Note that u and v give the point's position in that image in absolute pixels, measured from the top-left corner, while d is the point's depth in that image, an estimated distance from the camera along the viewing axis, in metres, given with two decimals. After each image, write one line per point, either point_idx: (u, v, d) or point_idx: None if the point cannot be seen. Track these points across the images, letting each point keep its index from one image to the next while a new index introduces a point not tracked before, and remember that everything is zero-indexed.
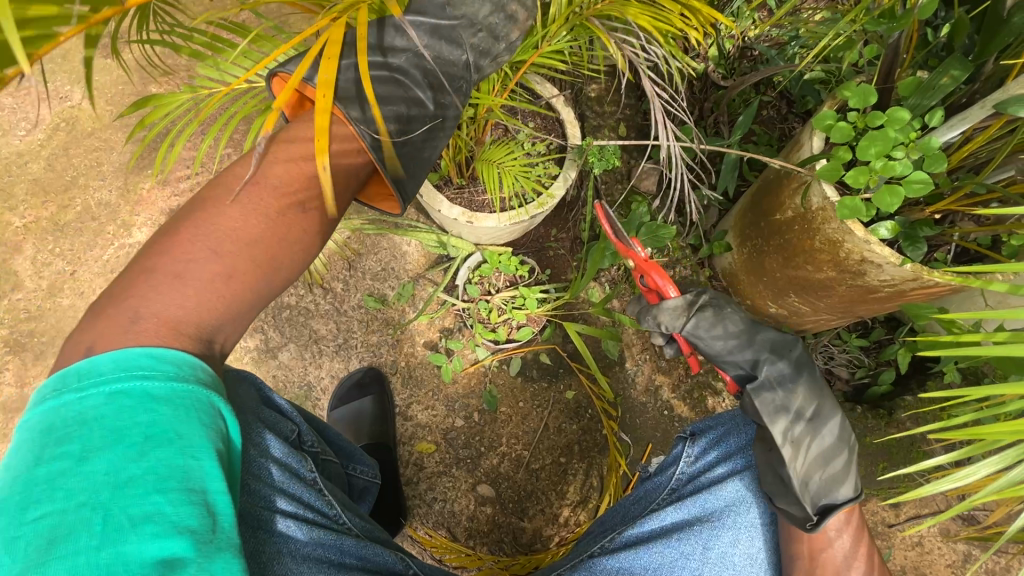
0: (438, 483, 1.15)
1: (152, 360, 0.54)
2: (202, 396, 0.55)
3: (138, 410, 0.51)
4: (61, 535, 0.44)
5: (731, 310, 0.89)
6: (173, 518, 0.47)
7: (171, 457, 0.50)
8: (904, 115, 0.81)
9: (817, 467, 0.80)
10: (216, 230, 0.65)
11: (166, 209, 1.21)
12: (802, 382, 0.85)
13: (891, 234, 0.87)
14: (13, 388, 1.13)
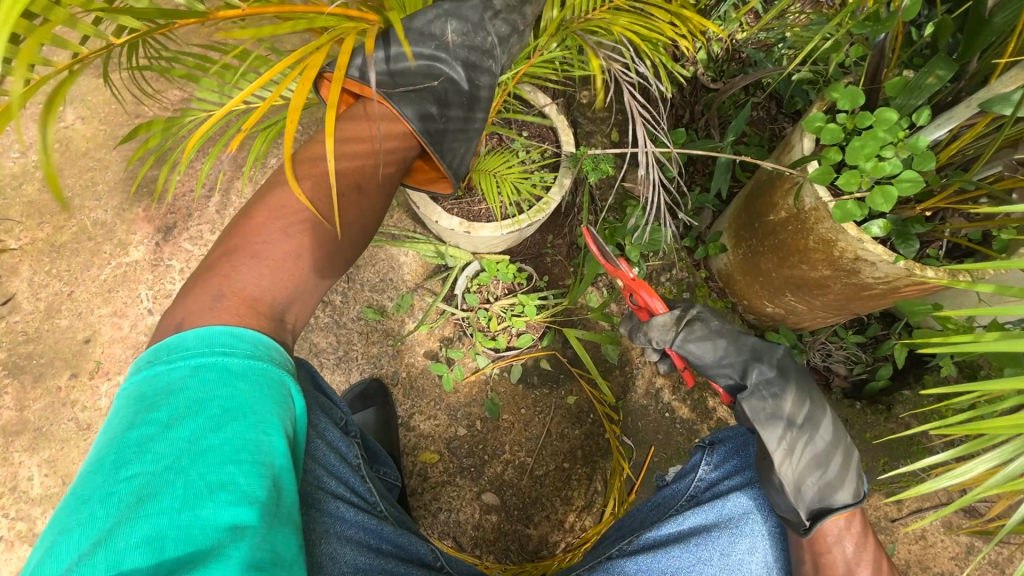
0: (443, 493, 1.15)
1: (232, 338, 0.64)
2: (274, 374, 0.64)
3: (219, 382, 0.60)
4: (148, 493, 0.51)
5: (716, 323, 0.91)
6: (242, 486, 0.55)
7: (243, 429, 0.57)
8: (893, 115, 0.83)
9: (813, 472, 0.81)
10: (289, 218, 0.78)
11: (162, 227, 1.21)
12: (793, 390, 0.85)
13: (882, 232, 0.89)
14: (13, 411, 1.12)
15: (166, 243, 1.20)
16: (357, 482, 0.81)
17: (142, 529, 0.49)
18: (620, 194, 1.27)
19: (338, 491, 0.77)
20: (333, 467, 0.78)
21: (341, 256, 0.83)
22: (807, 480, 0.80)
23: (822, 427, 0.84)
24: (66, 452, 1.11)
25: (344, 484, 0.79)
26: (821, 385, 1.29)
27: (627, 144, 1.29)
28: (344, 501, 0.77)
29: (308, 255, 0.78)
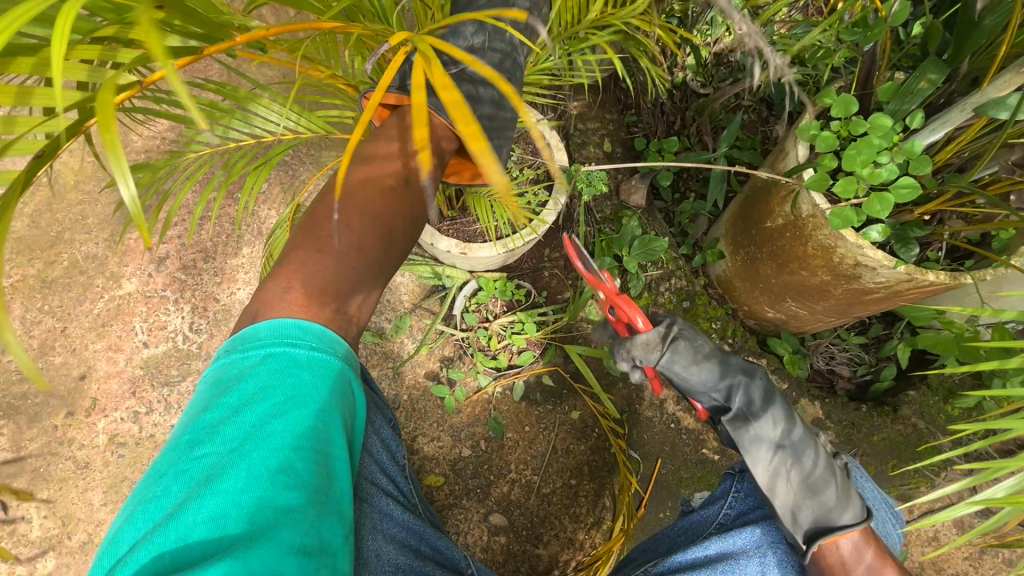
0: (450, 516, 1.14)
1: (300, 330, 0.61)
2: (335, 365, 0.63)
3: (285, 372, 0.59)
4: (217, 471, 0.52)
5: (700, 339, 0.83)
6: (301, 474, 0.55)
7: (305, 419, 0.57)
8: (887, 121, 0.83)
9: (805, 494, 0.80)
10: (349, 202, 0.70)
11: (155, 258, 1.19)
12: (778, 408, 0.83)
13: (883, 237, 0.88)
14: (10, 453, 1.10)
15: (159, 274, 1.19)
16: (401, 484, 0.85)
17: (209, 506, 0.50)
18: (615, 205, 1.25)
19: (386, 487, 0.80)
20: (384, 461, 0.82)
21: (402, 242, 0.74)
22: (798, 503, 0.80)
23: (808, 444, 0.82)
24: (64, 493, 1.09)
25: (392, 483, 0.82)
26: (825, 387, 1.27)
27: (619, 154, 1.28)
28: (392, 499, 0.80)
29: (372, 244, 0.69)
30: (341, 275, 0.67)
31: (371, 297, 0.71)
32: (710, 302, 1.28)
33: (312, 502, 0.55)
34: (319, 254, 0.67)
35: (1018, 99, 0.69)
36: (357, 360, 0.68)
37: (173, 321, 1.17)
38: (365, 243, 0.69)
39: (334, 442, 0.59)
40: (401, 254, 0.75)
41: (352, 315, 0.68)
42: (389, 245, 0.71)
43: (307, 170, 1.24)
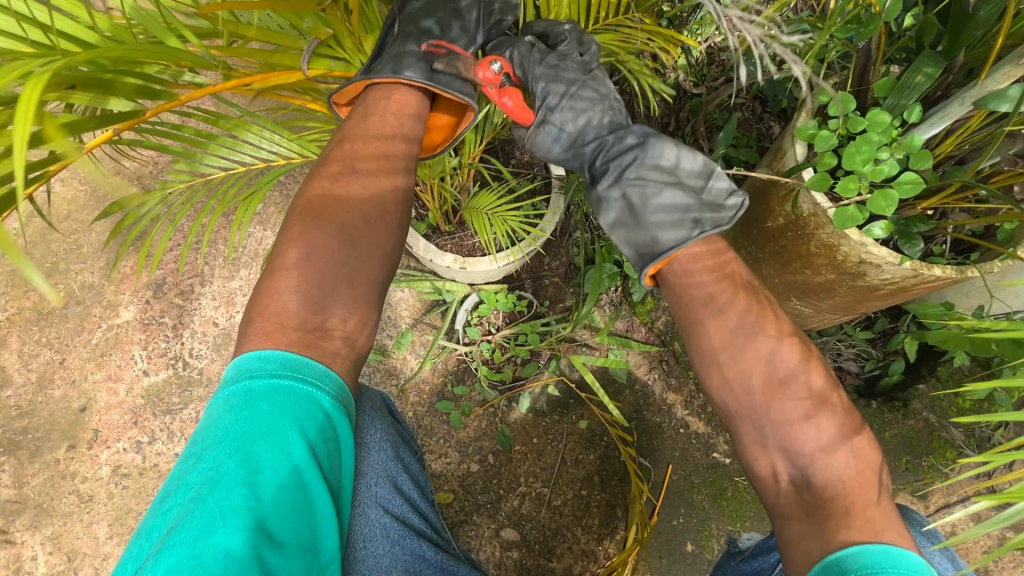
0: (461, 533, 1.12)
1: (259, 361, 0.60)
2: (303, 393, 0.59)
3: (243, 407, 0.57)
4: (179, 522, 0.52)
5: (563, 124, 0.91)
6: (256, 511, 0.54)
7: (264, 452, 0.56)
8: (885, 117, 0.82)
9: (633, 232, 0.85)
10: (310, 221, 0.68)
11: (151, 284, 1.18)
12: (634, 168, 0.86)
13: (886, 233, 0.87)
14: (12, 489, 1.09)
15: (156, 301, 1.18)
16: (432, 520, 0.85)
17: (167, 559, 0.49)
18: None
19: (419, 527, 0.81)
20: (416, 499, 0.84)
21: (374, 241, 0.71)
22: (630, 242, 0.85)
23: (654, 196, 0.85)
24: (69, 528, 1.08)
25: (423, 520, 0.83)
26: None
27: None
28: (424, 539, 0.80)
29: (337, 255, 0.67)
30: (299, 297, 0.64)
31: (356, 308, 0.67)
32: None
33: (268, 542, 0.53)
34: (283, 279, 0.65)
35: (1019, 90, 0.68)
36: (342, 387, 0.64)
37: (172, 348, 1.16)
38: (322, 249, 0.67)
39: (305, 472, 0.57)
40: (380, 259, 0.71)
41: (333, 333, 0.65)
42: (358, 251, 0.69)
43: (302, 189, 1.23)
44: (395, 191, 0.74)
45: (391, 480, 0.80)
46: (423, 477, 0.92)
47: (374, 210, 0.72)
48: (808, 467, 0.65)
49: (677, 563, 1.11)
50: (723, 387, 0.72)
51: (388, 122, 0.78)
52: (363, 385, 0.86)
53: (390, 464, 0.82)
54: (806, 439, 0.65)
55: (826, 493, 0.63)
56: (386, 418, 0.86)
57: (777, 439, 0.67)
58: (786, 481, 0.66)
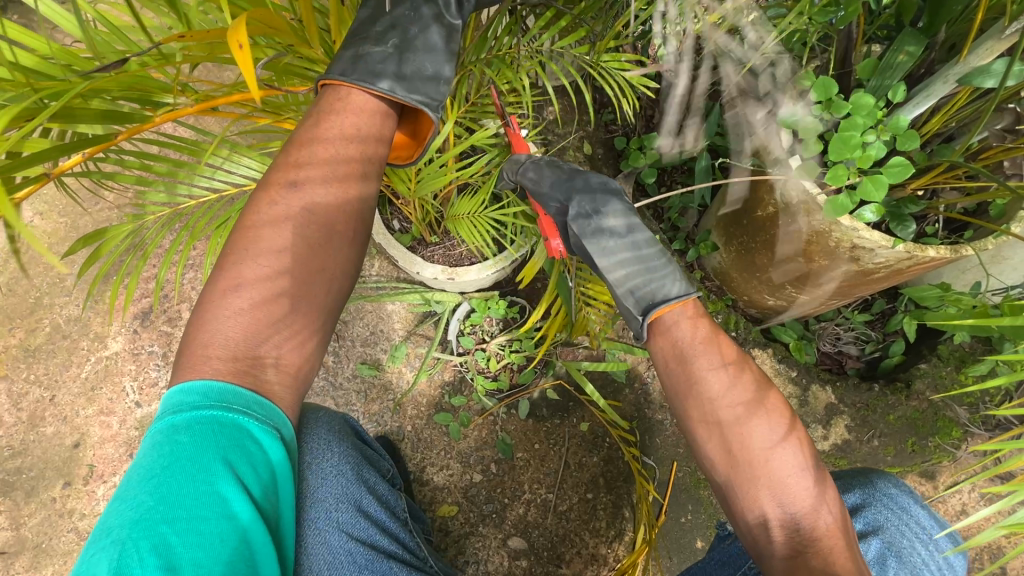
0: (468, 545, 1.11)
1: (182, 395, 0.61)
2: (227, 420, 0.60)
3: (167, 441, 0.59)
4: (99, 565, 0.54)
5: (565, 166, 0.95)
6: (174, 547, 0.56)
7: (189, 484, 0.58)
8: (869, 100, 0.80)
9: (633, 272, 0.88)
10: (249, 249, 0.67)
11: (137, 313, 1.16)
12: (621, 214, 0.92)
13: (876, 216, 0.85)
14: (9, 532, 1.07)
15: (144, 330, 1.16)
16: (405, 540, 0.86)
17: None
18: None
19: (388, 549, 0.81)
20: (383, 520, 0.84)
21: (317, 262, 0.70)
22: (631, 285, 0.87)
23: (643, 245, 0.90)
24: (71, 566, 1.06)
25: (394, 540, 0.83)
26: (834, 370, 1.24)
27: (600, 156, 1.26)
28: (394, 560, 0.80)
29: (277, 281, 0.66)
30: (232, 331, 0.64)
31: (297, 337, 0.67)
32: (709, 296, 1.25)
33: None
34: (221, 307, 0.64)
35: (1004, 65, 0.67)
36: (276, 414, 0.64)
37: (163, 376, 1.14)
38: (257, 279, 0.65)
39: (230, 503, 0.59)
40: (325, 282, 0.70)
41: (268, 362, 0.65)
42: (301, 278, 0.68)
43: None
44: (344, 206, 0.72)
45: (354, 503, 0.80)
46: (393, 495, 0.91)
47: (317, 228, 0.70)
48: (797, 511, 0.70)
49: (687, 560, 1.10)
50: (720, 445, 0.74)
51: (338, 129, 0.73)
52: (312, 407, 0.86)
53: (353, 488, 0.81)
54: (795, 489, 0.71)
55: (816, 534, 0.69)
56: (346, 440, 0.87)
57: (770, 486, 0.71)
58: (780, 529, 0.70)
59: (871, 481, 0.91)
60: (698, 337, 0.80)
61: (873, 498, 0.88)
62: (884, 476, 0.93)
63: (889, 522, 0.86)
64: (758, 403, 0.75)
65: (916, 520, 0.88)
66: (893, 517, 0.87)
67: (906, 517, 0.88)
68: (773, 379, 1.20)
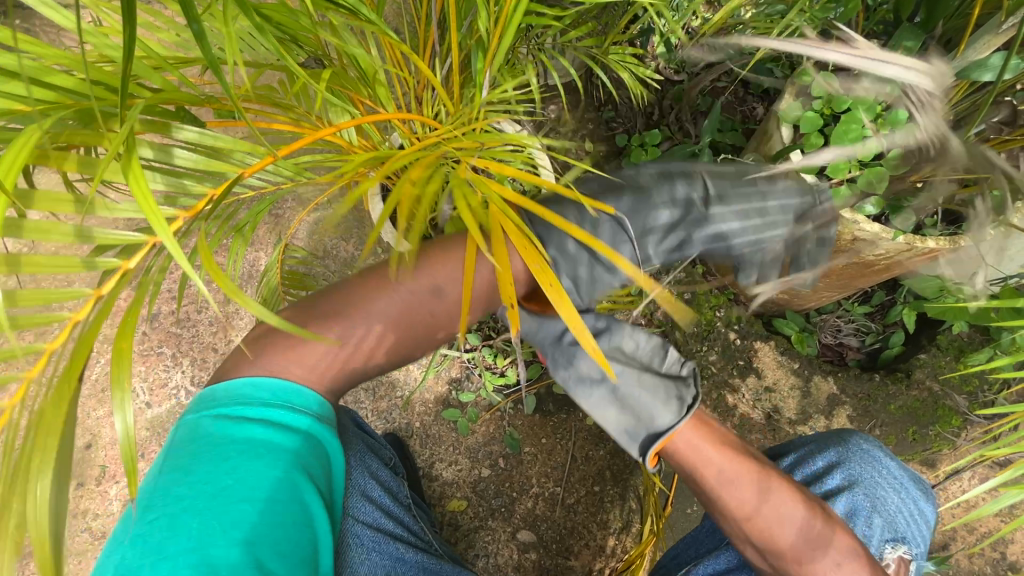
0: (478, 539, 1.13)
1: (252, 387, 0.63)
2: (294, 420, 0.63)
3: (234, 428, 0.60)
4: (167, 538, 0.54)
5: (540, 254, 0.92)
6: (248, 530, 0.57)
7: (261, 472, 0.59)
8: (868, 95, 0.84)
9: (624, 408, 0.75)
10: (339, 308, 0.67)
11: (145, 315, 1.17)
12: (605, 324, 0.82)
13: (878, 207, 0.92)
14: None
15: (153, 331, 1.17)
16: (410, 524, 0.88)
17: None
18: None
19: (394, 532, 0.84)
20: (386, 505, 0.86)
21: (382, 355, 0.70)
22: (620, 424, 0.75)
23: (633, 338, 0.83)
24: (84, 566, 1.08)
25: (400, 525, 0.86)
26: (835, 361, 1.25)
27: (602, 154, 1.27)
28: (403, 543, 0.83)
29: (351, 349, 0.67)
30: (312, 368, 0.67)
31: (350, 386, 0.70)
32: (711, 291, 1.27)
33: (268, 554, 0.58)
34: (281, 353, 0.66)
35: (1000, 60, 0.68)
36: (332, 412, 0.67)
37: (174, 377, 1.16)
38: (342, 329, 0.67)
39: (302, 489, 0.61)
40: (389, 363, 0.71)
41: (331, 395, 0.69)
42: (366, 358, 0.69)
43: (291, 209, 1.24)
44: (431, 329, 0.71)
45: (358, 491, 0.83)
46: (395, 482, 0.94)
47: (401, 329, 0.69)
48: None
49: None
50: (762, 556, 0.73)
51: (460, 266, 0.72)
52: (338, 407, 0.83)
53: (359, 477, 0.84)
54: None
55: None
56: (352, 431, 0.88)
57: None
58: None
59: (837, 432, 0.96)
60: (737, 467, 0.71)
61: (848, 454, 0.93)
62: (855, 432, 0.98)
63: (863, 471, 0.92)
64: (802, 514, 0.72)
65: (885, 468, 0.94)
66: (865, 468, 0.92)
67: (880, 467, 0.93)
68: (775, 371, 1.22)
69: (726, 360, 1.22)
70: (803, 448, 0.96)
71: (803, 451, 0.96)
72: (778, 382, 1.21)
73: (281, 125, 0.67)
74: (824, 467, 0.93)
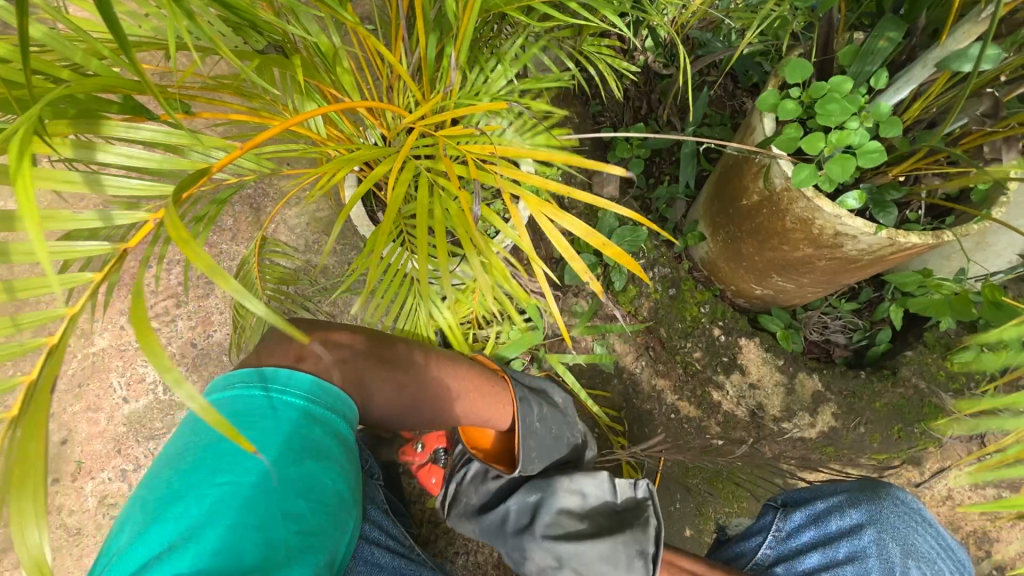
0: (457, 536, 1.15)
1: (317, 388, 0.70)
2: (342, 428, 0.72)
3: (301, 423, 0.67)
4: (232, 503, 0.60)
5: (468, 497, 1.06)
6: (303, 518, 0.63)
7: (319, 472, 0.66)
8: (846, 85, 0.80)
9: None
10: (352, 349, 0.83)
11: (123, 309, 1.16)
12: (540, 513, 1.02)
13: (859, 203, 0.87)
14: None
15: (131, 326, 1.15)
16: (391, 528, 0.91)
17: (224, 539, 0.58)
18: (590, 199, 1.23)
19: (373, 536, 0.86)
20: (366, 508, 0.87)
21: (380, 384, 0.84)
22: None
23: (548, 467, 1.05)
24: (58, 562, 1.07)
25: (379, 530, 0.88)
26: (823, 359, 1.24)
27: (587, 148, 1.26)
28: (379, 547, 0.86)
29: (364, 374, 0.82)
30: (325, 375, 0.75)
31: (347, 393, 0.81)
32: (696, 287, 1.25)
33: (318, 547, 0.64)
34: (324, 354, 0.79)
35: (981, 50, 0.67)
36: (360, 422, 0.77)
37: (151, 373, 1.14)
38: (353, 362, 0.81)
39: (345, 497, 0.69)
40: (378, 391, 0.84)
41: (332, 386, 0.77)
42: (366, 385, 0.82)
43: (271, 203, 1.23)
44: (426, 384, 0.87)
45: None
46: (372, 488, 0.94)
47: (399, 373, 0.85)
48: None
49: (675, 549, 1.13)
50: None
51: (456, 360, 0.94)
52: None
53: None
54: None
55: None
56: None
57: None
58: None
59: (875, 485, 1.00)
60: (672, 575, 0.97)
61: (881, 508, 0.97)
62: (891, 486, 1.01)
63: (895, 525, 0.96)
64: None
65: (920, 531, 0.97)
66: (900, 526, 0.96)
67: (915, 518, 0.97)
68: (760, 368, 1.20)
69: (710, 357, 1.21)
70: (835, 501, 0.99)
71: (835, 499, 1.00)
72: (762, 378, 1.19)
73: (234, 113, 0.62)
74: (854, 526, 0.97)
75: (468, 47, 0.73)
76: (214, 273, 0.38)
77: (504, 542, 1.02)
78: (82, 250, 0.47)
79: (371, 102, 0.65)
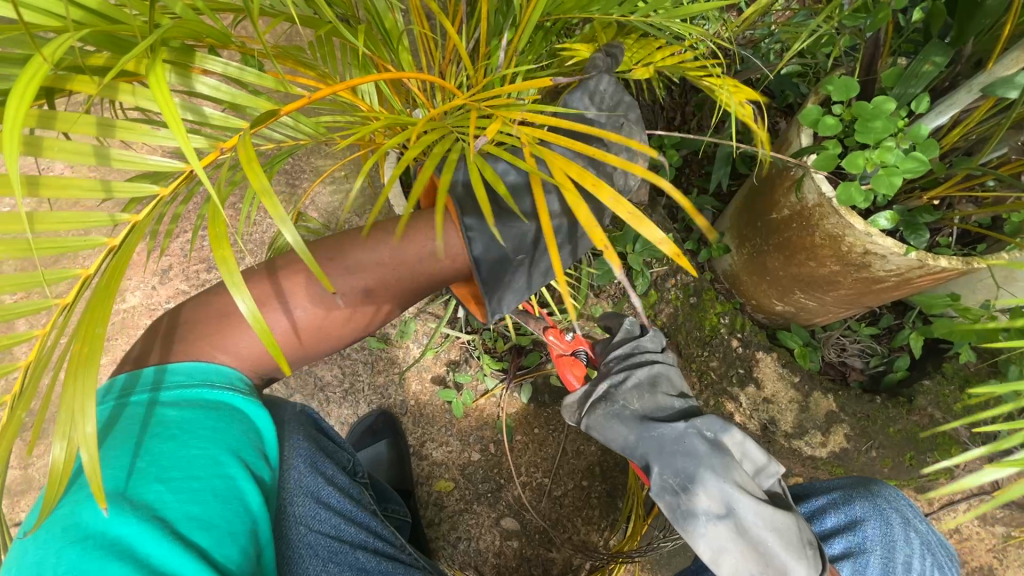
0: (461, 522, 1.16)
1: (166, 374, 0.64)
2: (212, 397, 0.65)
3: (150, 414, 0.61)
4: (76, 519, 0.54)
5: (620, 401, 0.89)
6: (170, 506, 0.57)
7: (178, 454, 0.59)
8: (889, 106, 0.80)
9: (748, 562, 0.80)
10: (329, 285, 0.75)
11: (158, 269, 1.20)
12: (712, 444, 0.84)
13: (891, 224, 0.87)
14: None
15: (163, 286, 1.19)
16: (381, 529, 0.87)
17: (70, 556, 0.52)
18: None
19: (356, 538, 0.82)
20: (346, 510, 0.84)
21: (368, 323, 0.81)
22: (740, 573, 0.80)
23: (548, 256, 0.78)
24: None
25: (368, 530, 0.84)
26: (837, 380, 1.25)
27: None
28: (363, 549, 0.81)
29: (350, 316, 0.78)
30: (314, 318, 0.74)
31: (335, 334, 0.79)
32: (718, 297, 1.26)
33: (198, 530, 0.57)
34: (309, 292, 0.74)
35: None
36: (243, 386, 0.69)
37: None
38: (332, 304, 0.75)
39: (222, 467, 0.61)
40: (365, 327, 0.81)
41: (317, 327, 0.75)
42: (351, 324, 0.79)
43: (309, 180, 1.26)
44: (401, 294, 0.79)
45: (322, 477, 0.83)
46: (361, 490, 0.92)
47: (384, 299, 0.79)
48: None
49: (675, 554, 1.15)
50: None
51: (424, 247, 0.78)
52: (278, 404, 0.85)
53: (313, 481, 0.82)
54: None
55: None
56: (302, 436, 0.86)
57: None
58: None
59: (864, 483, 0.98)
60: None
61: (872, 508, 0.95)
62: (882, 483, 0.99)
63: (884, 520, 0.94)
64: None
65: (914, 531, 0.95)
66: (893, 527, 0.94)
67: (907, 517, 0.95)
68: (775, 382, 1.19)
69: (726, 367, 1.20)
70: (830, 498, 0.98)
71: (826, 500, 0.98)
72: (776, 394, 1.18)
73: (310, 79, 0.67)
74: (848, 524, 0.95)
75: (526, 36, 0.77)
76: (267, 195, 0.44)
77: (658, 459, 0.84)
78: (152, 164, 0.51)
79: (433, 76, 0.67)
